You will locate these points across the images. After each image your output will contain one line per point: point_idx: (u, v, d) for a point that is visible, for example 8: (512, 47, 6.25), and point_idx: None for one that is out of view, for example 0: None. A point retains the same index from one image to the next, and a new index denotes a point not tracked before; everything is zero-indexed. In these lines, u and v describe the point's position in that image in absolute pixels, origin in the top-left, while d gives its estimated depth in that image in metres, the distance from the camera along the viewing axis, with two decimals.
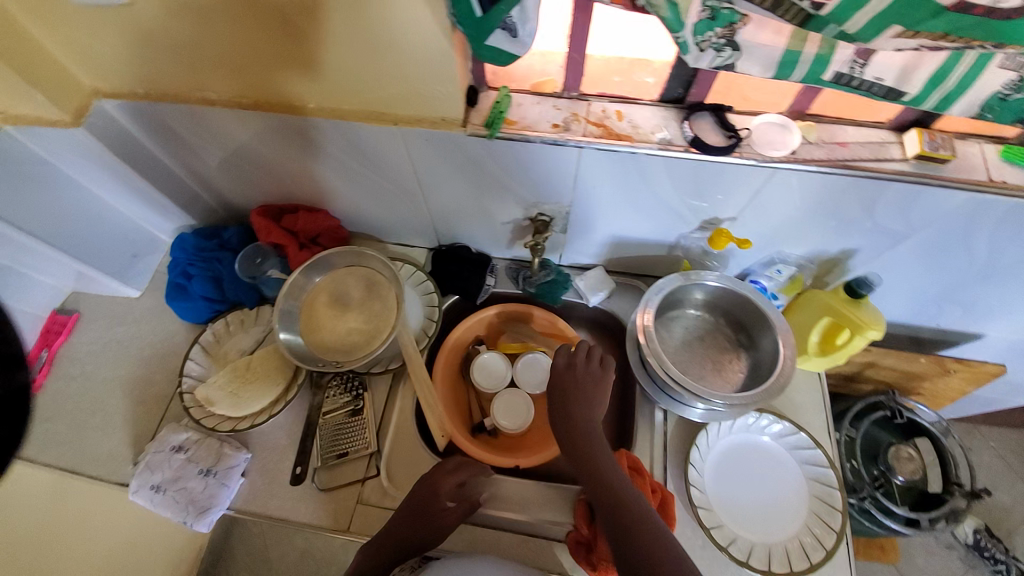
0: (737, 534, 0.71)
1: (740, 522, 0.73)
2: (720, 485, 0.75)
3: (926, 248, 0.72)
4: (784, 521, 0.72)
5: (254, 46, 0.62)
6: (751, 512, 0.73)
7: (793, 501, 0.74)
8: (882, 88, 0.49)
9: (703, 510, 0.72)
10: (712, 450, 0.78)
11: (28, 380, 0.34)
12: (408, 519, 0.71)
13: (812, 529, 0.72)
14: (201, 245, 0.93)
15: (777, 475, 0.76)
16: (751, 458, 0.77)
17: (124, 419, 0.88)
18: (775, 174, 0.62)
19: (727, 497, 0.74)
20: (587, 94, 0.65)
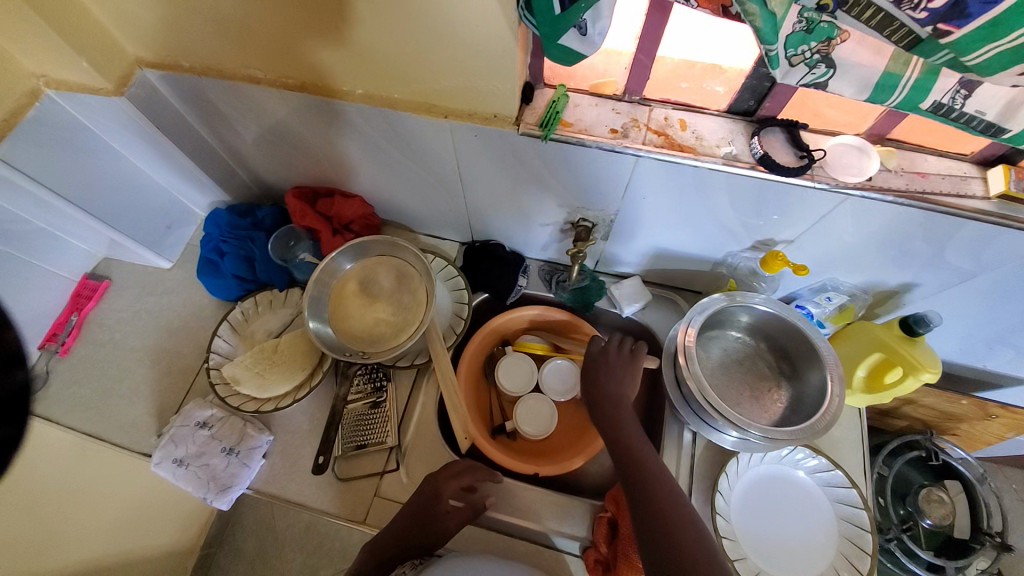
0: (759, 569, 0.70)
1: (763, 555, 0.71)
2: (746, 516, 0.74)
3: (993, 289, 0.67)
4: (810, 560, 0.70)
5: (306, 25, 0.59)
6: (775, 547, 0.72)
7: (821, 541, 0.72)
8: (982, 122, 0.44)
9: (728, 541, 0.70)
10: (740, 479, 0.76)
11: (28, 378, 0.31)
12: (412, 518, 0.71)
13: (839, 571, 0.69)
14: (234, 222, 0.92)
15: (806, 512, 0.74)
16: (780, 490, 0.75)
17: (149, 390, 0.89)
18: (847, 201, 0.58)
19: (752, 529, 0.73)
20: (649, 99, 0.61)
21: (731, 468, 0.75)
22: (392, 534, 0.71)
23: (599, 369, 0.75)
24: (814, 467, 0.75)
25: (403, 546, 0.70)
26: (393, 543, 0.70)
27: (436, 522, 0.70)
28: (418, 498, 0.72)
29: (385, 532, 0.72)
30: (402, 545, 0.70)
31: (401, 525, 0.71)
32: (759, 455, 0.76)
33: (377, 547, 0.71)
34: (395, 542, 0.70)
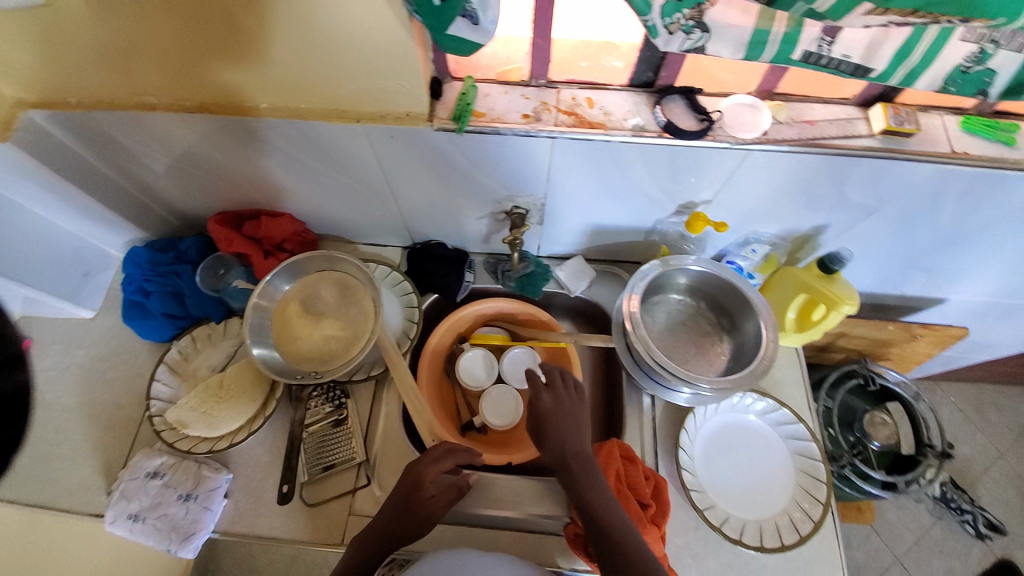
0: (730, 514, 0.73)
1: (731, 501, 0.75)
2: (709, 466, 0.77)
3: (893, 219, 0.74)
4: (773, 497, 0.75)
5: (197, 46, 0.57)
6: (741, 492, 0.75)
7: (779, 477, 0.76)
8: (849, 65, 0.48)
9: (695, 493, 0.74)
10: (701, 436, 0.79)
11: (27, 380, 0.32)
12: (392, 512, 0.69)
13: (801, 503, 0.74)
14: (156, 259, 0.88)
15: (763, 453, 0.78)
16: (740, 441, 0.80)
17: (91, 448, 0.83)
18: (749, 155, 0.61)
19: (719, 479, 0.76)
20: (556, 81, 0.63)
21: (691, 428, 0.78)
22: (376, 531, 0.69)
23: (556, 418, 0.71)
24: (764, 409, 0.80)
25: (389, 540, 0.69)
26: (380, 536, 0.68)
27: (422, 515, 0.69)
28: (398, 494, 0.70)
29: (361, 538, 0.70)
30: (386, 543, 0.68)
31: (386, 523, 0.69)
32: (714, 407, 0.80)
33: (359, 549, 0.68)
34: (380, 544, 0.68)
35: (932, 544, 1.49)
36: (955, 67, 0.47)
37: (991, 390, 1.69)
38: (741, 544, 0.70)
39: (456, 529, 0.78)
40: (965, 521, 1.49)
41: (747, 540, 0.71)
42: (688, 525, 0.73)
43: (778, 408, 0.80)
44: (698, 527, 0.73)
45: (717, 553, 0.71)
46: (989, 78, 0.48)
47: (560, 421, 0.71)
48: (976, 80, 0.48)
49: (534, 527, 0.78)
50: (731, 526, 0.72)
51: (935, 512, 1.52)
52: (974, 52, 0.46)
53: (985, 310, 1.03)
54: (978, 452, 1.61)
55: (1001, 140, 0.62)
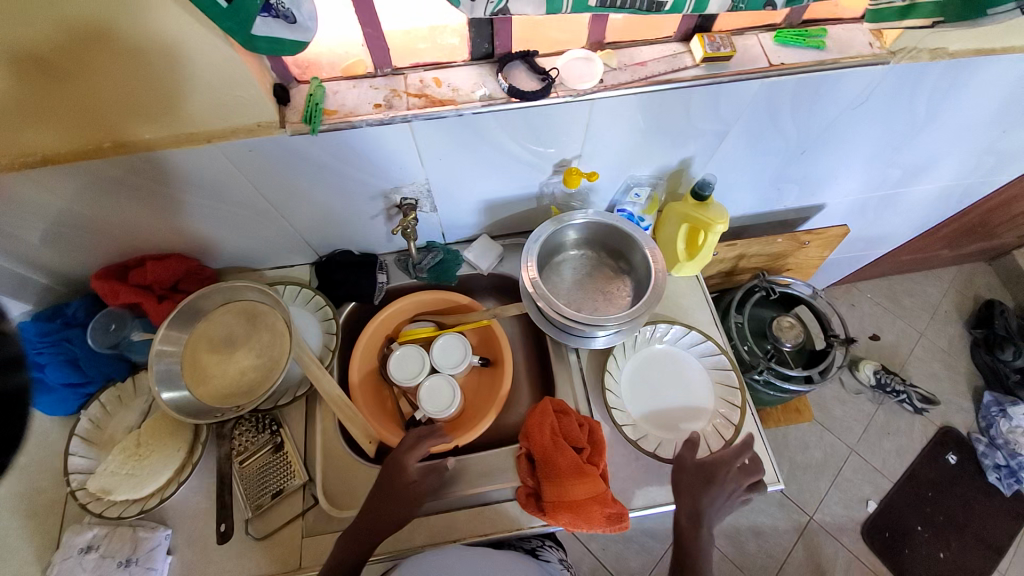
0: (663, 439, 0.78)
1: (662, 427, 0.80)
2: (637, 399, 0.82)
3: (747, 138, 0.81)
4: (697, 412, 0.81)
5: (15, 96, 0.54)
6: (669, 416, 0.81)
7: (701, 393, 0.82)
8: (643, 2, 0.53)
9: (627, 427, 0.78)
10: (626, 375, 0.84)
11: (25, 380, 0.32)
12: (374, 504, 0.70)
13: (720, 410, 0.80)
14: (42, 329, 0.81)
15: (683, 375, 0.84)
16: (662, 371, 0.84)
17: (13, 544, 0.76)
18: (595, 104, 0.66)
19: (649, 409, 0.81)
20: (400, 68, 0.65)
21: (616, 371, 0.83)
22: (365, 525, 0.69)
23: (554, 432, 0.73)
24: (677, 336, 0.86)
25: (376, 529, 0.69)
26: (366, 528, 0.69)
27: (405, 499, 0.70)
28: (382, 486, 0.71)
29: (348, 536, 0.69)
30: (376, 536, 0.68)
31: (371, 513, 0.69)
32: (631, 342, 0.85)
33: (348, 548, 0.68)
34: (369, 537, 0.68)
35: (879, 428, 1.64)
36: None
37: (901, 280, 1.87)
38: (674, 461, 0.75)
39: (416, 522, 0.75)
40: (903, 401, 1.63)
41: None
42: (629, 458, 0.77)
43: (687, 333, 0.85)
44: (638, 457, 0.77)
45: (658, 476, 0.76)
46: None
47: (716, 489, 0.70)
48: None
49: (489, 500, 0.78)
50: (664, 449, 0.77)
51: (876, 399, 1.67)
52: None
53: (861, 206, 1.15)
54: (901, 337, 1.78)
55: (811, 46, 0.70)
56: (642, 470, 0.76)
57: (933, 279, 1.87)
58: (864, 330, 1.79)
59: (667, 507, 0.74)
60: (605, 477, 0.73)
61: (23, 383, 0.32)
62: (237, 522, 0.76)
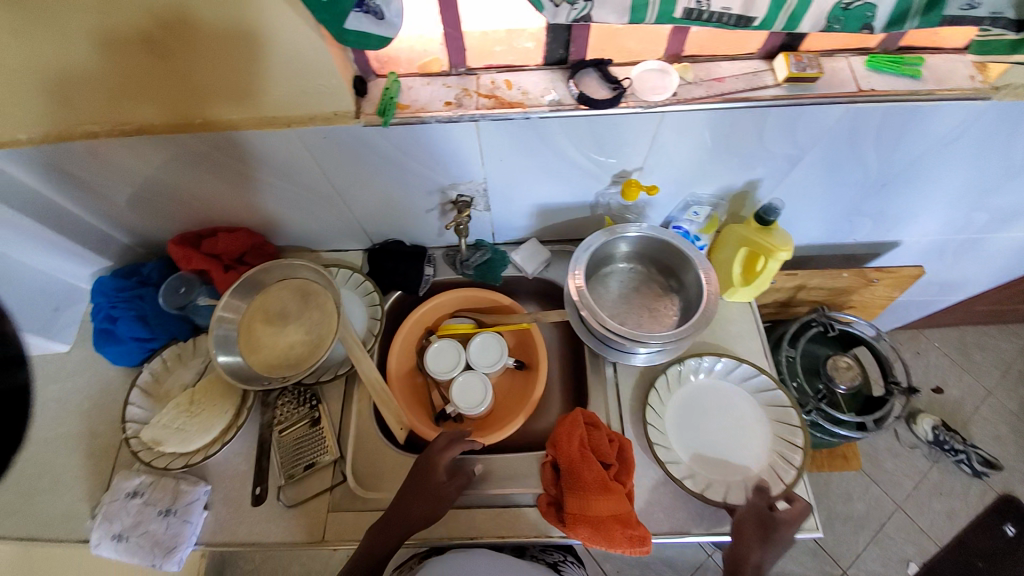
0: (715, 480, 0.74)
1: (712, 466, 0.76)
2: (684, 436, 0.78)
3: (822, 165, 0.76)
4: (753, 452, 0.76)
5: (125, 70, 0.60)
6: (721, 454, 0.77)
7: (756, 431, 0.78)
8: (732, 16, 0.51)
9: (671, 464, 0.75)
10: (674, 408, 0.80)
11: (28, 379, 0.33)
12: (404, 498, 0.72)
13: (779, 451, 0.76)
14: (120, 285, 0.90)
15: (736, 411, 0.80)
16: (713, 404, 0.81)
17: (74, 477, 0.84)
18: (665, 117, 0.64)
19: (698, 447, 0.77)
20: (474, 69, 0.66)
21: (659, 404, 0.80)
22: (394, 520, 0.70)
23: (579, 444, 0.72)
24: (725, 370, 0.82)
25: (406, 524, 0.70)
26: (398, 524, 0.70)
27: (433, 498, 0.71)
28: (414, 484, 0.72)
29: (376, 531, 0.71)
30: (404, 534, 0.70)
31: (401, 510, 0.71)
32: (677, 373, 0.82)
33: (378, 542, 0.70)
34: (398, 535, 0.70)
35: (932, 488, 1.51)
36: (835, 5, 0.51)
37: (975, 332, 1.71)
38: (727, 506, 0.71)
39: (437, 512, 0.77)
40: (961, 461, 1.50)
41: (733, 501, 0.72)
42: (657, 481, 0.75)
43: (736, 367, 0.82)
44: (667, 481, 0.75)
45: (686, 504, 0.74)
46: (871, 12, 0.51)
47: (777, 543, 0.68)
48: (856, 16, 0.51)
49: (509, 502, 0.78)
50: (714, 492, 0.73)
51: (932, 456, 1.54)
52: None
53: (940, 248, 1.06)
54: (968, 393, 1.63)
55: (907, 74, 0.65)
56: (669, 496, 0.74)
57: (1013, 335, 1.70)
58: (926, 380, 1.65)
59: (692, 537, 0.72)
60: (631, 497, 0.71)
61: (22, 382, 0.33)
62: (271, 487, 0.80)
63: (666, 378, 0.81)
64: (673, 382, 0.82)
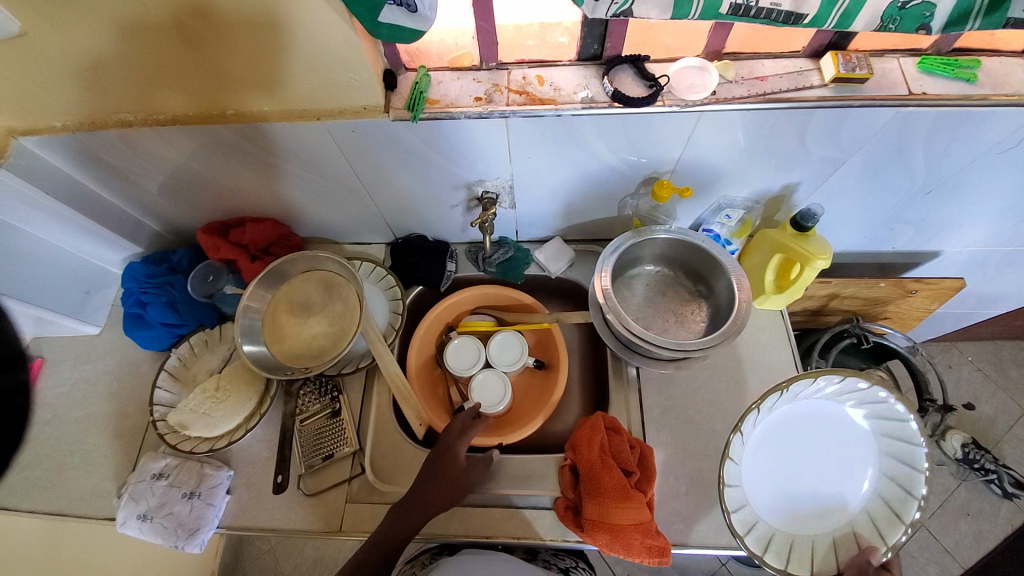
0: (795, 541, 0.60)
1: (798, 527, 0.60)
2: (760, 488, 0.62)
3: (865, 170, 0.73)
4: (846, 497, 0.60)
5: (161, 59, 0.60)
6: (810, 509, 0.61)
7: (855, 470, 0.60)
8: (781, 13, 0.48)
9: (750, 536, 0.59)
10: (751, 450, 0.63)
11: (26, 378, 0.36)
12: (424, 483, 0.71)
13: (887, 498, 0.58)
14: (150, 271, 0.91)
15: (829, 443, 0.62)
16: (806, 440, 0.63)
17: (103, 456, 0.86)
18: (702, 117, 0.62)
19: (777, 501, 0.61)
20: (506, 63, 0.65)
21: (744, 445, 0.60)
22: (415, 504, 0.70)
23: (599, 447, 0.71)
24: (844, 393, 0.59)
25: (427, 508, 0.70)
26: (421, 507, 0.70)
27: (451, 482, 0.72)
28: (435, 468, 0.72)
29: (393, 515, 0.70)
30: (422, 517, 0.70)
31: (422, 493, 0.71)
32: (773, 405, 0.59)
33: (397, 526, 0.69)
34: (417, 519, 0.69)
35: (958, 506, 1.45)
36: (891, 3, 0.47)
37: (1012, 347, 1.63)
38: None
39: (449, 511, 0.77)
40: (991, 481, 1.44)
41: (822, 571, 0.58)
42: (677, 490, 0.74)
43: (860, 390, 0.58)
44: (688, 491, 0.74)
45: (705, 515, 0.72)
46: (929, 12, 0.48)
47: None
48: (914, 15, 0.48)
49: (526, 503, 0.77)
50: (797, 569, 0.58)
51: (960, 474, 1.48)
52: None
53: (982, 260, 1.00)
54: (1002, 411, 1.56)
55: (960, 78, 0.61)
56: (689, 506, 0.73)
57: None
58: (957, 396, 1.58)
59: (712, 550, 0.70)
60: (651, 505, 0.70)
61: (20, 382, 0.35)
62: (291, 476, 0.81)
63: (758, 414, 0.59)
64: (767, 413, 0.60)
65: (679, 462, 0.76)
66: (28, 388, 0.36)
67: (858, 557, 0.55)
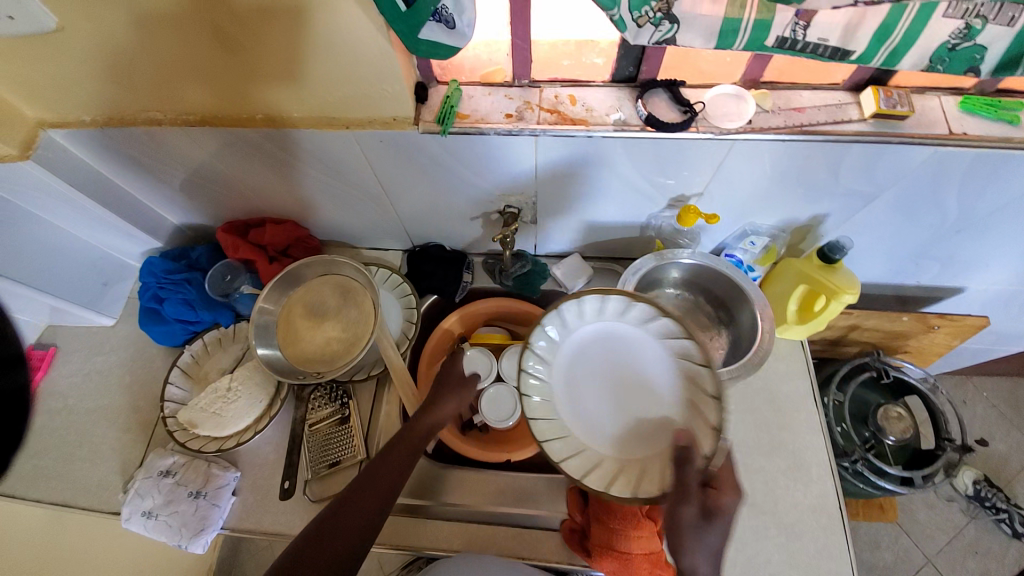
0: (633, 464, 0.48)
1: (623, 441, 0.49)
2: (578, 421, 0.51)
3: (896, 205, 0.71)
4: (664, 395, 0.50)
5: (193, 61, 0.60)
6: (628, 419, 0.50)
7: (663, 367, 0.51)
8: (827, 49, 0.48)
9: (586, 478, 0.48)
10: (556, 380, 0.53)
11: (25, 380, 0.38)
12: (402, 441, 0.64)
13: (693, 380, 0.50)
14: (169, 268, 0.91)
15: (633, 351, 0.53)
16: (602, 353, 0.53)
17: (111, 449, 0.87)
18: (735, 145, 0.61)
19: (605, 430, 0.50)
20: (539, 81, 0.64)
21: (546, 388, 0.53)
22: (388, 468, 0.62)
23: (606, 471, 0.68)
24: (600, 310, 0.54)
25: (402, 469, 0.62)
26: (394, 471, 0.62)
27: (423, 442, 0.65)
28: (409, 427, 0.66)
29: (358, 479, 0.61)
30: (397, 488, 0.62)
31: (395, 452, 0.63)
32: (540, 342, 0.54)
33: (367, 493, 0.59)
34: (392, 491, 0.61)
35: (966, 544, 1.42)
36: (942, 44, 0.46)
37: None
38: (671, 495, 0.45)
39: (456, 526, 0.76)
40: (1001, 520, 1.41)
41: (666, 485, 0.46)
42: None
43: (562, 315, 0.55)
44: None
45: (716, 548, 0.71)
46: (980, 55, 0.47)
47: None
48: (962, 58, 0.47)
49: (533, 523, 0.76)
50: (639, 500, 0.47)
51: (969, 512, 1.44)
52: (960, 28, 0.45)
53: (1008, 299, 0.98)
54: (1016, 449, 1.52)
55: (1003, 119, 0.59)
56: None
57: None
58: (970, 432, 1.55)
59: None
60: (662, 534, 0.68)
61: (20, 382, 0.38)
62: (298, 481, 0.80)
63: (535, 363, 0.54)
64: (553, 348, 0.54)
65: None
66: (25, 390, 0.38)
67: (683, 449, 0.46)
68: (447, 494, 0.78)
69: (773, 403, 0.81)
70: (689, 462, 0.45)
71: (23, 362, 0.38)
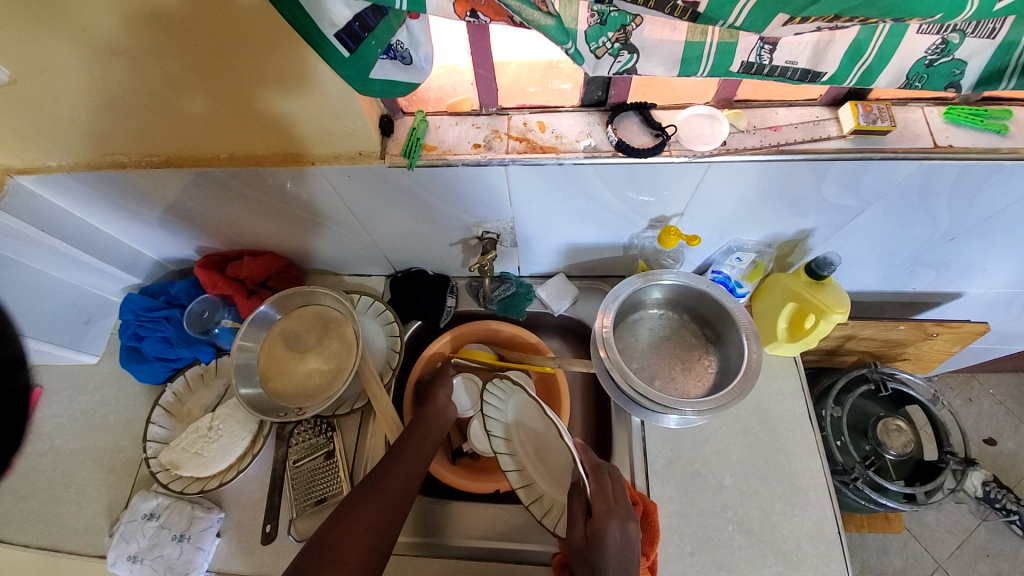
0: (554, 501, 0.66)
1: (541, 465, 0.68)
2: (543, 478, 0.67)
3: (883, 218, 0.69)
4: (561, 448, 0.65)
5: (148, 107, 0.59)
6: (542, 451, 0.68)
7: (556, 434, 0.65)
8: (797, 71, 0.46)
9: (523, 489, 0.69)
10: (511, 437, 0.72)
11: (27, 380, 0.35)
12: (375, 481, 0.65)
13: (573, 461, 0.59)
14: (149, 305, 0.90)
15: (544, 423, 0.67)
16: (526, 408, 0.70)
17: (97, 490, 0.86)
18: (711, 167, 0.60)
19: (546, 472, 0.67)
20: (506, 108, 0.63)
21: (500, 429, 0.74)
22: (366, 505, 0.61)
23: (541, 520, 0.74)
24: (511, 385, 0.70)
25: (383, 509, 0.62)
26: (376, 508, 0.61)
27: (408, 477, 0.66)
28: (391, 461, 0.67)
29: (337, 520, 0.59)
30: (385, 530, 0.60)
31: (377, 491, 0.63)
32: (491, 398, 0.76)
33: (349, 533, 0.58)
34: (380, 539, 0.59)
35: (978, 547, 1.38)
36: (918, 60, 0.44)
37: None
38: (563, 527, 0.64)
39: (444, 563, 0.74)
40: (1013, 522, 1.37)
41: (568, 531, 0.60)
42: (682, 551, 0.70)
43: (499, 381, 0.72)
44: (693, 552, 0.70)
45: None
46: (959, 69, 0.44)
47: None
48: (942, 73, 0.45)
49: (524, 557, 0.74)
50: (549, 519, 0.66)
51: (979, 513, 1.40)
52: (936, 43, 0.42)
53: (1007, 302, 0.96)
54: None
55: (990, 129, 0.57)
56: (695, 568, 0.70)
57: None
58: (977, 430, 1.51)
59: None
60: (654, 569, 0.66)
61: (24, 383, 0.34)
62: (283, 522, 0.79)
63: (493, 410, 0.75)
64: (500, 399, 0.74)
65: (683, 519, 0.72)
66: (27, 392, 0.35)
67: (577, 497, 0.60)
68: (434, 529, 0.76)
69: (766, 423, 0.78)
70: (577, 491, 0.60)
71: (22, 361, 0.35)
